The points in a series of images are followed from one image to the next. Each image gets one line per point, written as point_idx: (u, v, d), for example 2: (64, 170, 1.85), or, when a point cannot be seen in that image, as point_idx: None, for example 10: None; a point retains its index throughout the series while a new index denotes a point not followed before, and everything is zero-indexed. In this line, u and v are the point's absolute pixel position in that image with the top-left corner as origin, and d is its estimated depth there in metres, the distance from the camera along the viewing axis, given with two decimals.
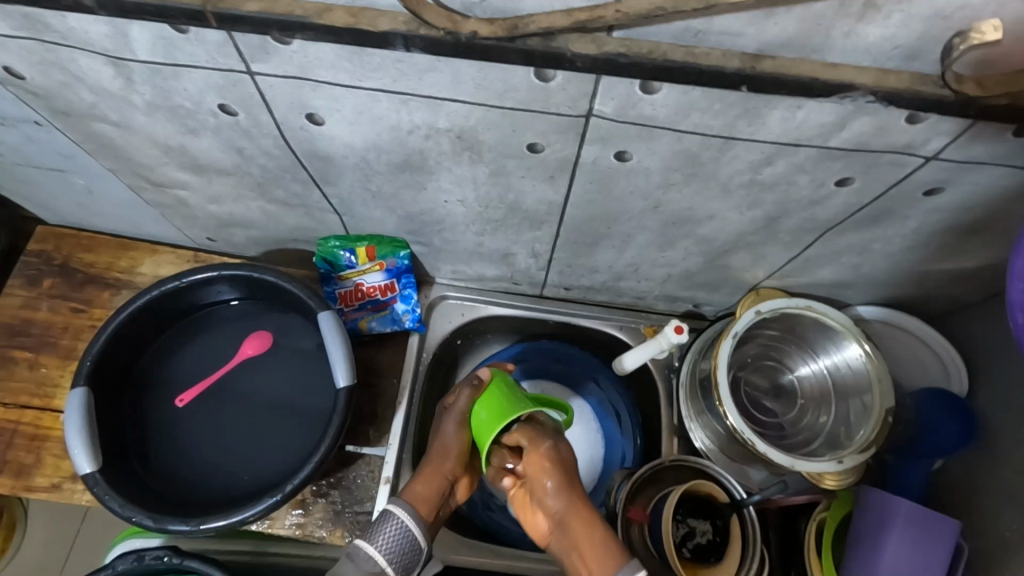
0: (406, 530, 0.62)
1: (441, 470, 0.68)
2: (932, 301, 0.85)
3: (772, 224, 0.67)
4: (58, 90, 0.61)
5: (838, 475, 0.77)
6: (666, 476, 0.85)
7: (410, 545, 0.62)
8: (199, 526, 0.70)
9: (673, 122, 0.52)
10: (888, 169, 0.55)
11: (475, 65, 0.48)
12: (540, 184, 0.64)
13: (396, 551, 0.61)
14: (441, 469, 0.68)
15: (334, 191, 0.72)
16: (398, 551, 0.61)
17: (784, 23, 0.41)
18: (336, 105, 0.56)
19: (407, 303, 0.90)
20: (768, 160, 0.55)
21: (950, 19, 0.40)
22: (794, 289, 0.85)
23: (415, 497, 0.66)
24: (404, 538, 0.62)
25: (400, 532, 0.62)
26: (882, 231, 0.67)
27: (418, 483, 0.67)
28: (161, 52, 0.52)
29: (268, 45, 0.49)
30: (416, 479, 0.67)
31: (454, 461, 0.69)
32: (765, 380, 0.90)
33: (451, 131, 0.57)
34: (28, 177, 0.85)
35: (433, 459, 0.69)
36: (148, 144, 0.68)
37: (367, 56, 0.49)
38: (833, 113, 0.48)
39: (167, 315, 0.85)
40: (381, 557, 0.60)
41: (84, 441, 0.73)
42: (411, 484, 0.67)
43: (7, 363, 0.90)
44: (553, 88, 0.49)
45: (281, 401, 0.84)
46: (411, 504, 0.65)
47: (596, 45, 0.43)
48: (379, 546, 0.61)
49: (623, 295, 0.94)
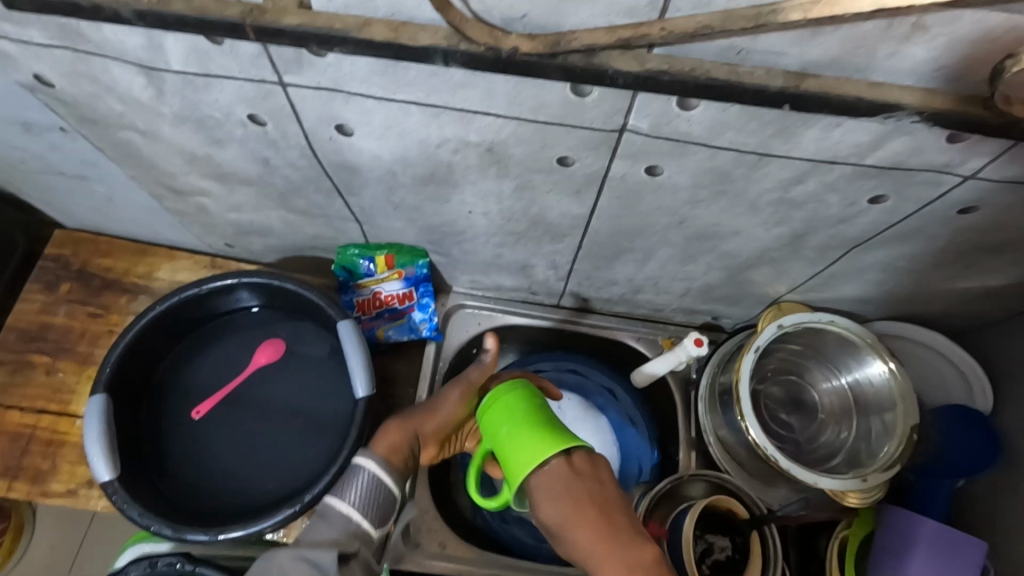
0: (372, 478, 0.64)
1: (416, 425, 0.70)
2: (956, 317, 0.84)
3: (798, 240, 0.67)
4: (86, 99, 0.61)
5: (861, 493, 0.75)
6: (685, 492, 0.84)
7: (376, 491, 0.64)
8: (217, 536, 0.70)
9: (708, 139, 0.51)
10: (922, 189, 0.55)
11: (510, 80, 0.48)
12: (567, 198, 0.64)
13: (365, 495, 0.63)
14: (419, 423, 0.70)
15: (356, 202, 0.72)
16: (365, 496, 0.63)
17: (830, 43, 0.40)
18: (367, 118, 0.56)
19: (424, 312, 0.89)
20: (800, 178, 0.55)
21: (998, 41, 0.39)
22: (816, 303, 0.84)
23: (385, 447, 0.67)
24: (372, 485, 0.64)
25: (368, 480, 0.64)
26: (910, 249, 0.67)
27: (392, 432, 0.68)
28: (194, 63, 0.52)
29: (303, 58, 0.49)
30: (389, 428, 0.69)
31: (434, 423, 0.71)
32: (785, 396, 0.89)
33: (481, 145, 0.57)
34: (49, 183, 0.85)
35: (415, 415, 0.71)
36: (174, 153, 0.68)
37: (402, 70, 0.49)
38: (871, 133, 0.48)
39: (187, 322, 0.85)
40: (349, 508, 0.62)
41: (103, 449, 0.72)
42: (383, 435, 0.68)
43: (24, 368, 0.90)
44: (588, 104, 0.49)
45: (297, 410, 0.84)
46: (382, 454, 0.66)
47: (637, 63, 0.43)
48: (350, 499, 0.63)
49: (641, 307, 0.93)
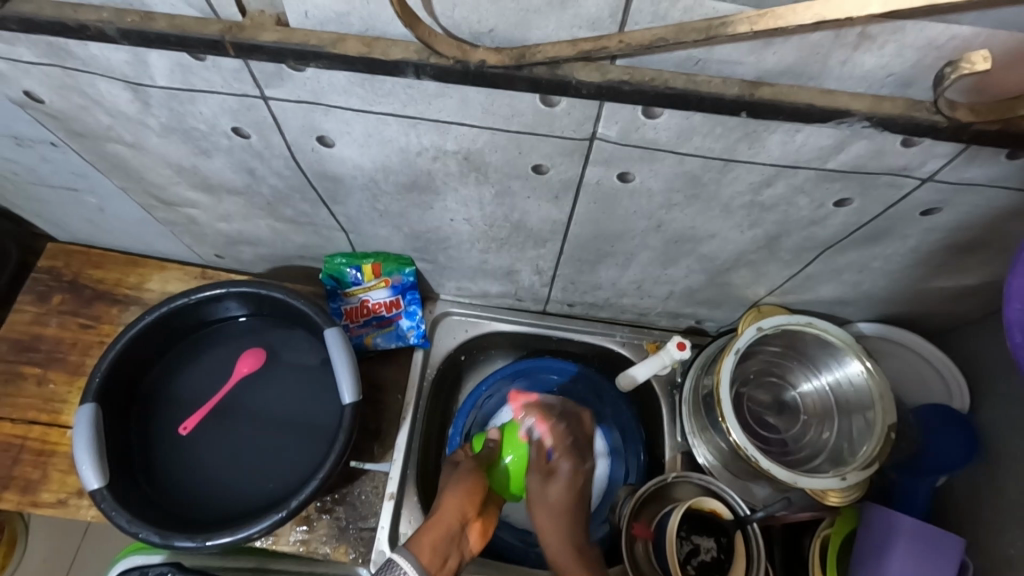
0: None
1: (449, 515, 0.73)
2: (934, 317, 0.86)
3: (772, 243, 0.68)
4: (75, 113, 0.63)
5: (841, 492, 0.79)
6: (669, 493, 0.86)
7: None
8: (205, 542, 0.71)
9: (675, 144, 0.53)
10: (884, 190, 0.57)
11: (483, 90, 0.50)
12: (545, 204, 0.65)
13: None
14: (452, 509, 0.74)
15: (341, 210, 0.74)
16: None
17: (782, 52, 0.42)
18: (347, 129, 0.57)
19: (412, 319, 0.91)
20: (767, 181, 0.57)
21: (942, 49, 0.41)
22: (796, 306, 0.86)
23: (421, 546, 0.71)
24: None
25: None
26: (881, 250, 0.69)
27: (425, 533, 0.72)
28: (179, 78, 0.54)
29: (283, 72, 0.51)
30: (426, 528, 0.72)
31: (467, 504, 0.75)
32: (768, 396, 0.90)
33: (458, 153, 0.58)
34: (41, 196, 0.86)
35: (447, 505, 0.74)
36: (162, 165, 0.70)
37: (378, 82, 0.51)
38: (830, 137, 0.50)
39: (178, 331, 0.87)
40: None
41: (92, 458, 0.73)
42: (422, 531, 0.72)
43: (15, 379, 0.91)
44: (558, 112, 0.51)
45: (286, 416, 0.85)
46: (416, 553, 0.70)
47: (599, 73, 0.45)
48: None
49: (625, 311, 0.95)
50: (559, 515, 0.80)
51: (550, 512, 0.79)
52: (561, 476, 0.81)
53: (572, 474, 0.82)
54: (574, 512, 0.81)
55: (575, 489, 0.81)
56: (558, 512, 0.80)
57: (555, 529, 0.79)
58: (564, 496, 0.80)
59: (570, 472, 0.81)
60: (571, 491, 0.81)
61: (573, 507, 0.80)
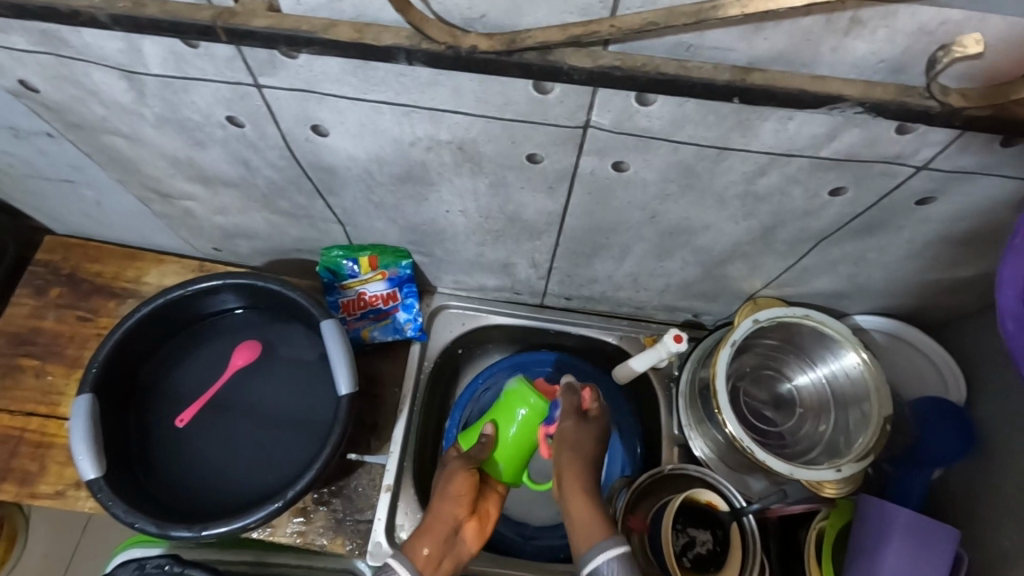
0: None
1: (441, 517, 0.70)
2: (930, 310, 0.86)
3: (768, 234, 0.68)
4: (71, 103, 0.63)
5: (837, 484, 0.78)
6: (664, 486, 0.86)
7: None
8: (201, 532, 0.71)
9: (669, 133, 0.53)
10: (879, 180, 0.57)
11: (475, 78, 0.50)
12: (539, 195, 0.65)
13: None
14: (442, 516, 0.70)
15: (337, 202, 0.74)
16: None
17: (774, 37, 0.42)
18: (340, 118, 0.57)
19: (408, 312, 0.91)
20: (761, 171, 0.56)
21: (933, 34, 0.41)
22: (792, 298, 0.86)
23: (416, 552, 0.67)
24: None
25: None
26: (877, 241, 0.68)
27: (420, 536, 0.68)
28: (172, 66, 0.54)
29: (276, 60, 0.51)
30: (420, 532, 0.69)
31: (458, 504, 0.71)
32: (765, 389, 0.90)
33: (452, 143, 0.58)
34: (38, 189, 0.86)
35: (439, 506, 0.71)
36: (158, 156, 0.70)
37: (371, 70, 0.51)
38: (823, 125, 0.50)
39: (175, 323, 0.87)
40: None
41: (89, 448, 0.74)
42: (416, 536, 0.69)
43: (13, 371, 0.91)
44: (551, 100, 0.51)
45: (283, 409, 0.85)
46: (412, 559, 0.66)
47: (591, 59, 0.45)
48: None
49: (622, 305, 0.95)
50: (580, 456, 0.73)
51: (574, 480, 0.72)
52: (586, 424, 0.74)
53: (596, 426, 0.75)
54: (590, 469, 0.73)
55: (602, 437, 0.75)
56: (580, 451, 0.73)
57: (577, 487, 0.71)
58: (579, 452, 0.73)
59: (591, 423, 0.75)
60: (581, 445, 0.73)
61: (591, 452, 0.73)
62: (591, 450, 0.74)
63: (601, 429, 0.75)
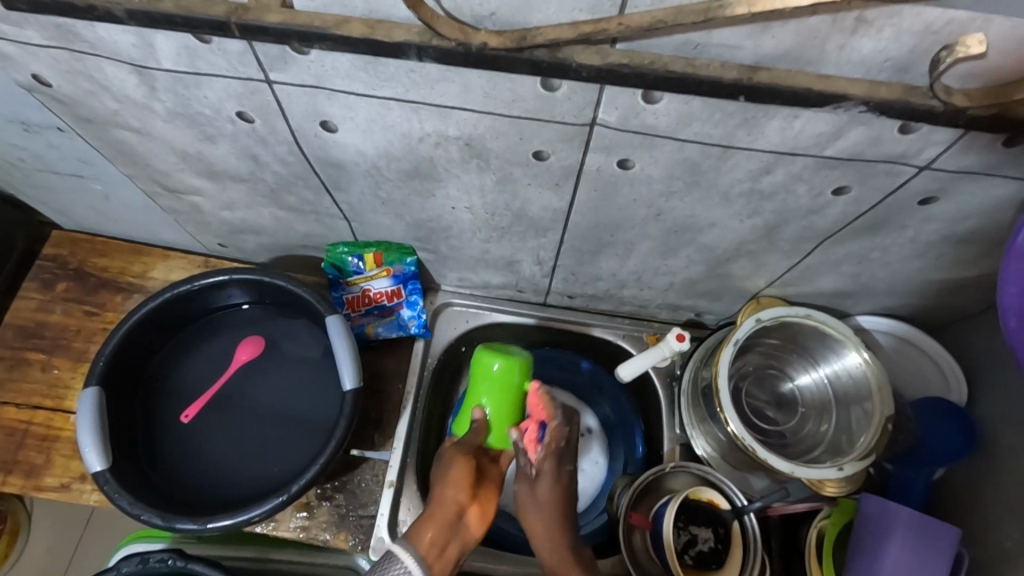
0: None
1: (444, 502, 0.66)
2: (932, 311, 0.86)
3: (771, 233, 0.69)
4: (82, 98, 0.64)
5: (838, 483, 0.79)
6: (666, 484, 0.86)
7: None
8: (206, 525, 0.71)
9: (675, 131, 0.53)
10: (882, 179, 0.57)
11: (484, 75, 0.50)
12: (546, 191, 0.66)
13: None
14: (443, 500, 0.66)
15: (344, 198, 0.74)
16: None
17: (780, 36, 0.43)
18: (350, 114, 0.58)
19: (413, 309, 0.92)
20: (766, 169, 0.57)
21: (938, 34, 0.41)
22: (795, 298, 0.87)
23: (417, 540, 0.64)
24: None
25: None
26: (880, 241, 0.69)
27: (423, 523, 0.66)
28: (185, 61, 0.55)
29: (287, 55, 0.52)
30: (422, 519, 0.66)
31: (461, 490, 0.67)
32: (767, 389, 0.91)
33: (460, 139, 0.59)
34: (47, 183, 0.87)
35: (442, 490, 0.67)
36: (167, 151, 0.71)
37: (381, 66, 0.51)
38: (828, 124, 0.50)
39: (182, 317, 0.88)
40: None
41: (96, 441, 0.74)
42: (417, 524, 0.66)
43: (21, 364, 0.91)
44: (559, 97, 0.51)
45: (287, 404, 0.86)
46: (415, 547, 0.63)
47: (599, 56, 0.45)
48: None
49: (626, 303, 0.95)
50: (541, 513, 0.70)
51: (537, 510, 0.70)
52: (547, 474, 0.71)
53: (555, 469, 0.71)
54: (561, 517, 0.70)
55: (562, 486, 0.71)
56: (541, 510, 0.70)
57: (545, 530, 0.70)
58: (540, 505, 0.70)
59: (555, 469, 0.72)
60: (540, 504, 0.70)
61: (557, 505, 0.70)
62: (563, 496, 0.71)
63: (560, 465, 0.71)
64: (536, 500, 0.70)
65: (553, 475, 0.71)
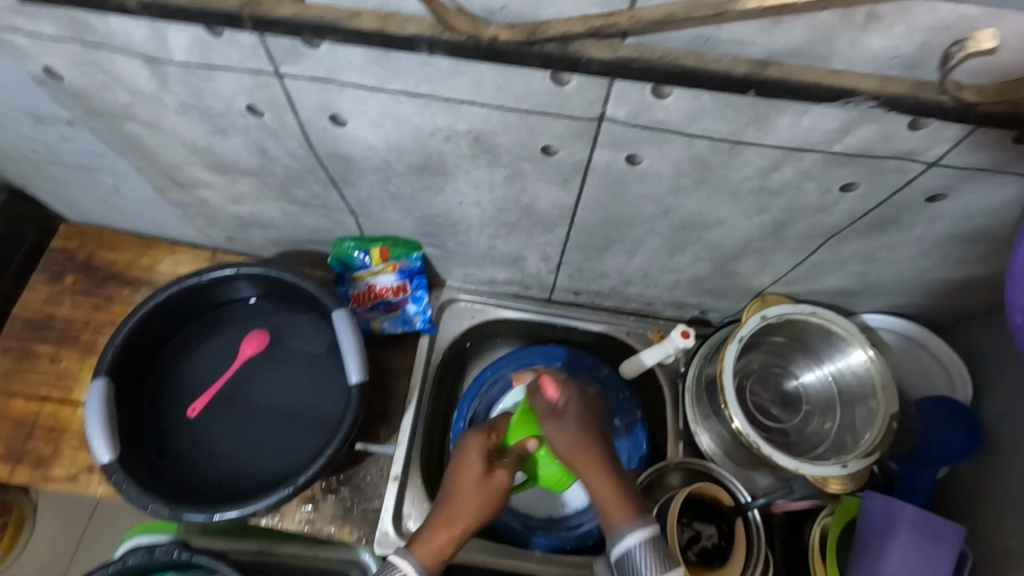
0: None
1: (474, 508, 0.67)
2: (938, 310, 0.86)
3: (779, 230, 0.69)
4: (94, 90, 0.64)
5: (842, 480, 0.78)
6: (670, 481, 0.86)
7: None
8: (213, 516, 0.72)
9: (684, 126, 0.53)
10: (891, 176, 0.57)
11: (495, 69, 0.51)
12: (554, 187, 0.66)
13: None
14: (468, 505, 0.67)
15: (352, 192, 0.74)
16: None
17: (792, 31, 0.43)
18: (360, 107, 0.58)
19: (418, 304, 0.93)
20: (774, 165, 0.57)
21: (950, 30, 0.41)
22: (801, 296, 0.87)
23: (431, 549, 0.65)
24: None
25: None
26: (887, 239, 0.69)
27: (445, 526, 0.66)
28: (197, 54, 0.55)
29: (299, 48, 0.52)
30: (445, 521, 0.66)
31: (492, 508, 0.69)
32: (772, 387, 0.91)
33: (470, 134, 0.59)
34: (57, 176, 0.88)
35: (472, 497, 0.68)
36: (177, 144, 0.71)
37: (393, 59, 0.51)
38: (838, 120, 0.50)
39: (190, 310, 0.88)
40: None
41: (105, 430, 0.75)
42: (433, 527, 0.66)
43: (29, 356, 0.92)
44: (569, 92, 0.51)
45: (294, 397, 0.86)
46: (422, 557, 0.64)
47: (610, 50, 0.45)
48: None
49: (631, 300, 0.95)
50: (590, 449, 0.68)
51: (579, 450, 0.68)
52: (567, 421, 0.69)
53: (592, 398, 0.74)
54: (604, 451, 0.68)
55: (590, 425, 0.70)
56: (589, 449, 0.68)
57: (594, 473, 0.66)
58: (581, 427, 0.69)
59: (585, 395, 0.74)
60: (583, 422, 0.69)
61: (595, 438, 0.69)
62: (598, 431, 0.70)
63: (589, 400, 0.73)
64: (589, 435, 0.69)
65: (575, 417, 0.70)
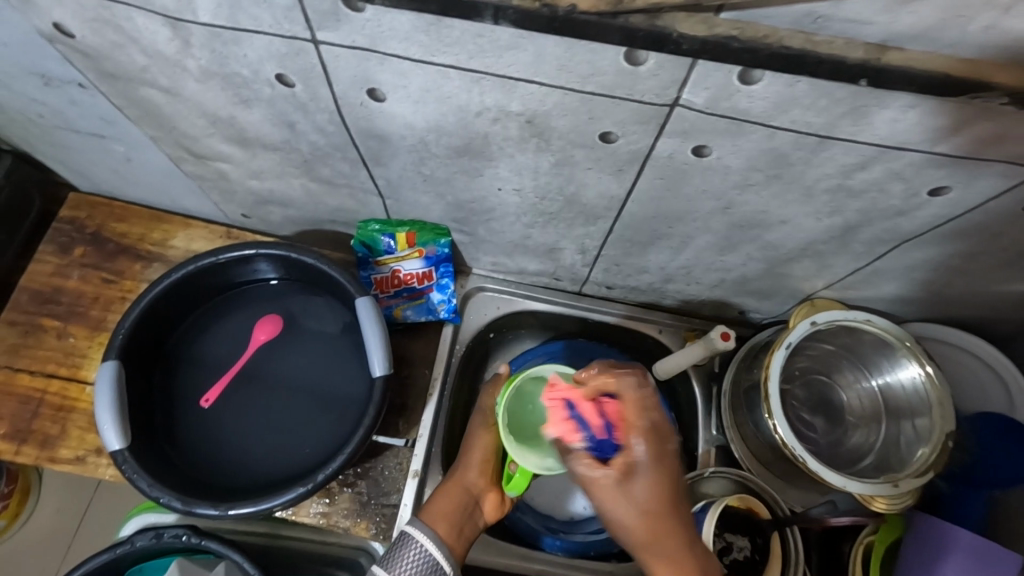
0: (426, 553, 0.64)
1: (463, 484, 0.71)
2: (999, 322, 0.81)
3: (847, 233, 0.63)
4: (109, 51, 0.58)
5: (890, 499, 0.72)
6: (701, 489, 0.81)
7: (430, 565, 0.64)
8: (227, 511, 0.68)
9: (768, 117, 0.47)
10: (992, 181, 0.51)
11: (562, 44, 0.44)
12: (605, 177, 0.60)
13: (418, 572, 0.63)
14: (463, 485, 0.71)
15: (382, 172, 0.69)
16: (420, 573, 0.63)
17: (919, 12, 0.37)
18: (402, 81, 0.52)
19: (444, 292, 0.88)
20: (861, 164, 0.51)
21: None
22: (853, 302, 0.81)
23: (434, 519, 0.68)
24: (425, 561, 0.64)
25: (420, 554, 0.64)
26: (966, 247, 0.63)
27: (440, 503, 0.69)
28: (224, 14, 0.49)
29: (340, 11, 0.46)
30: (438, 498, 0.70)
31: (482, 468, 0.72)
32: (814, 396, 0.86)
33: (522, 115, 0.53)
34: (66, 142, 0.82)
35: (465, 468, 0.72)
36: (196, 113, 0.65)
37: (445, 28, 0.45)
38: (948, 116, 0.44)
39: (206, 290, 0.83)
40: None
41: (114, 417, 0.71)
42: (433, 505, 0.69)
43: (35, 331, 0.88)
44: (643, 73, 0.46)
45: (312, 386, 0.82)
46: (431, 525, 0.67)
47: (705, 27, 0.40)
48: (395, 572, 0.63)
49: (667, 297, 0.90)
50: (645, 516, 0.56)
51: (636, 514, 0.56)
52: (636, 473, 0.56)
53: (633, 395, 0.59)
54: (666, 520, 0.56)
55: (658, 481, 0.56)
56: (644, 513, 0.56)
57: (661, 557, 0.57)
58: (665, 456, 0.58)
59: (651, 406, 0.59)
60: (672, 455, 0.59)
61: (660, 504, 0.56)
62: (659, 503, 0.56)
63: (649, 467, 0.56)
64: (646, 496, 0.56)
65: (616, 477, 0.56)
